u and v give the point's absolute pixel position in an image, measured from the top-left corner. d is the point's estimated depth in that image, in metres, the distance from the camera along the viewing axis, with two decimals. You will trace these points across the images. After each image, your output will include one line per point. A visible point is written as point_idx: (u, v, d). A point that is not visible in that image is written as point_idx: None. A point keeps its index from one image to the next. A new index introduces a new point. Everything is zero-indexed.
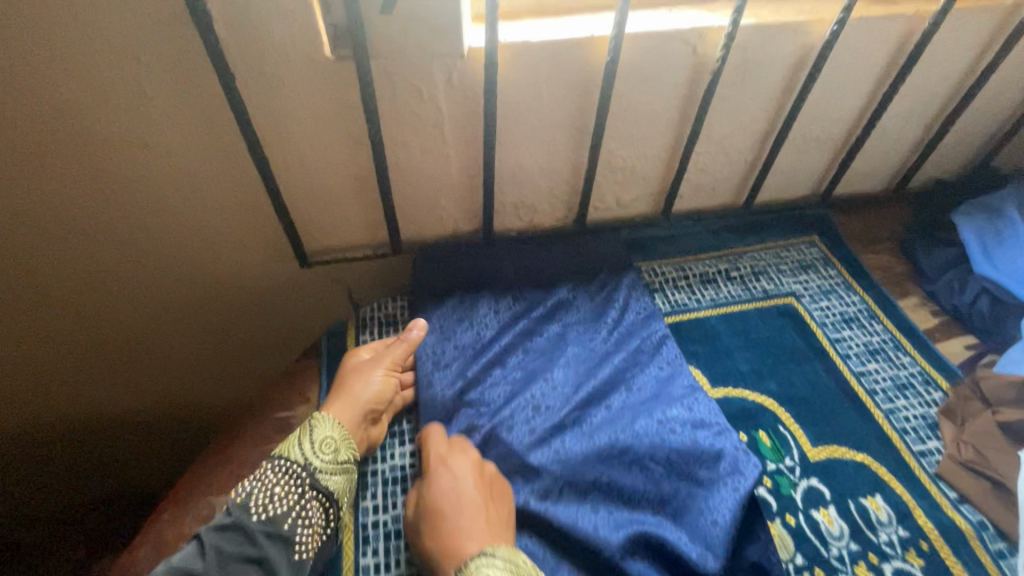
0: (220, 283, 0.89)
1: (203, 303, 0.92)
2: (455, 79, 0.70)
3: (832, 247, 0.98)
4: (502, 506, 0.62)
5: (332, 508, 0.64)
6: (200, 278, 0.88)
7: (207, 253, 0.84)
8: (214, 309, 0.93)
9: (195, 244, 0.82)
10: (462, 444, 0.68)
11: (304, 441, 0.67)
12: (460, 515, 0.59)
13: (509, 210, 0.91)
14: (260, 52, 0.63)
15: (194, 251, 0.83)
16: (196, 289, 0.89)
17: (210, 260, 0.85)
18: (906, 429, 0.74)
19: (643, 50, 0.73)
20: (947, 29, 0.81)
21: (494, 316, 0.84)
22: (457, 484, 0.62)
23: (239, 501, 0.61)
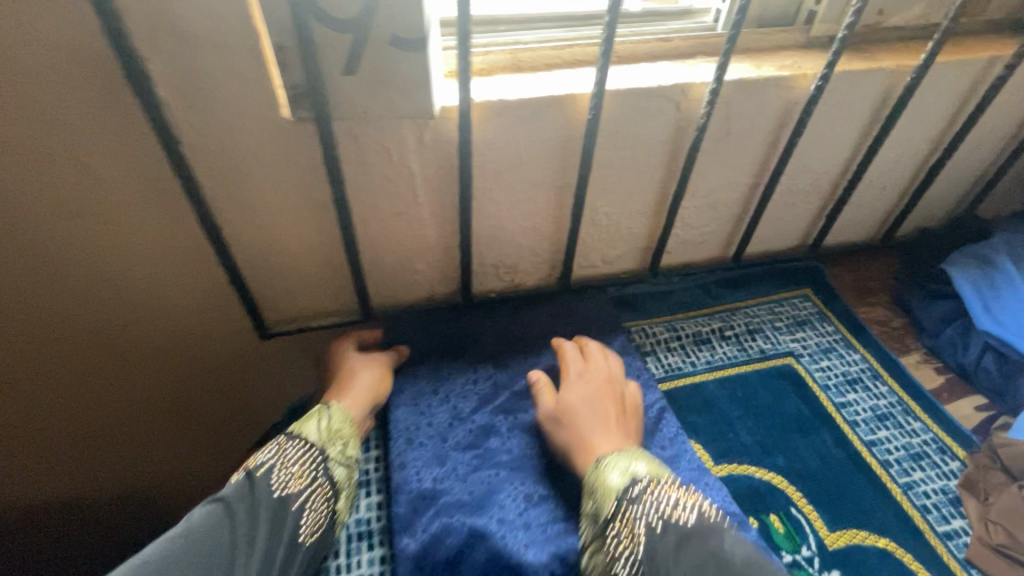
0: (176, 359, 0.80)
1: (157, 382, 0.82)
2: (426, 139, 0.65)
3: (826, 301, 0.94)
4: (629, 393, 0.72)
5: (333, 501, 0.62)
6: (157, 356, 0.79)
7: (163, 327, 0.76)
8: (168, 388, 0.84)
9: (145, 317, 0.74)
10: (596, 347, 0.77)
11: (321, 425, 0.65)
12: (586, 404, 0.68)
13: (489, 271, 0.85)
14: (210, 113, 0.57)
15: (145, 325, 0.75)
16: (149, 368, 0.80)
17: (167, 333, 0.77)
18: (927, 507, 0.67)
19: (626, 106, 0.70)
20: (928, 83, 0.80)
21: (473, 390, 0.77)
22: (580, 379, 0.72)
23: (260, 472, 0.59)
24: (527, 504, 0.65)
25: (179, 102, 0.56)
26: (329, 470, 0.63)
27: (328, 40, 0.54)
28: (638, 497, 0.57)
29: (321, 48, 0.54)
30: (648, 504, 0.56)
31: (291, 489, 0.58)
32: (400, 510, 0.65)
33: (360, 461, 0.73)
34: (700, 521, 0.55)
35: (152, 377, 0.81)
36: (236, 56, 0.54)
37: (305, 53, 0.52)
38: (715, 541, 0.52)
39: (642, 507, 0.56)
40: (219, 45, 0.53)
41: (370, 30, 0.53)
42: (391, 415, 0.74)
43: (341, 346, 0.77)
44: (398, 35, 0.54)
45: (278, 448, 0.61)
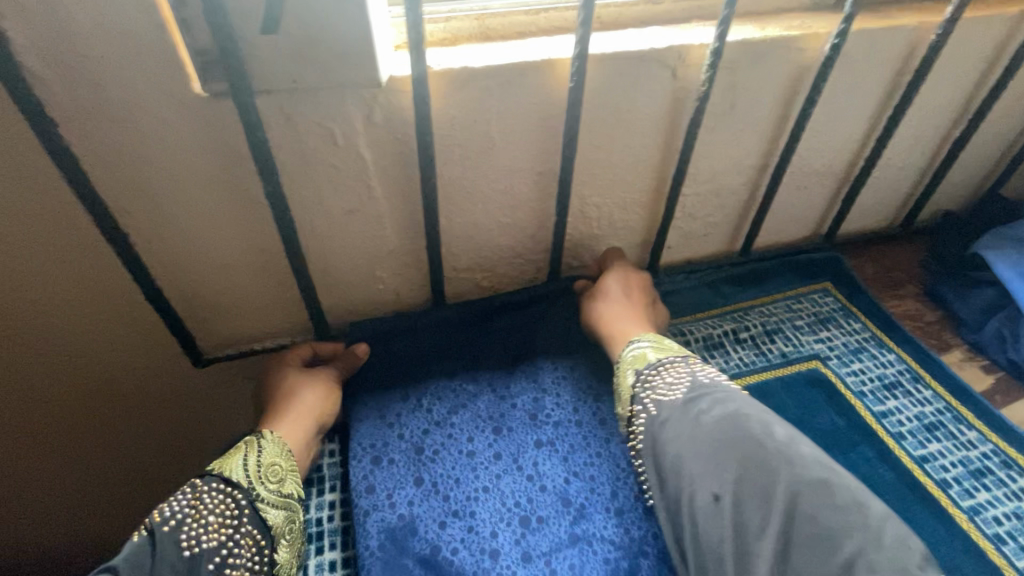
0: (95, 398, 0.66)
1: (70, 422, 0.67)
2: (377, 117, 0.54)
3: (849, 294, 0.83)
4: (657, 305, 0.72)
5: (267, 550, 0.49)
6: (59, 391, 0.64)
7: (74, 363, 0.62)
8: (78, 428, 0.68)
9: (42, 348, 0.59)
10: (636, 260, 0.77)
11: (249, 459, 0.52)
12: (620, 307, 0.68)
13: (465, 276, 0.73)
14: (98, 90, 0.46)
15: (41, 358, 0.60)
16: (53, 408, 0.65)
17: (81, 370, 0.63)
18: (1001, 536, 0.56)
19: (614, 74, 0.60)
20: (954, 42, 0.70)
21: (449, 404, 0.65)
22: (624, 280, 0.71)
23: (168, 528, 0.46)
24: (524, 530, 0.56)
25: (52, 73, 0.44)
26: (260, 519, 0.50)
27: None
28: (646, 384, 0.58)
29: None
30: (655, 387, 0.57)
31: (208, 544, 0.46)
32: (368, 551, 0.54)
33: (312, 508, 0.59)
34: (695, 389, 0.54)
35: (64, 420, 0.66)
36: (120, 13, 0.43)
37: (208, 2, 0.42)
38: (702, 407, 0.52)
39: (647, 390, 0.57)
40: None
41: None
42: (351, 441, 0.62)
43: (279, 369, 0.63)
44: None
45: (189, 496, 0.48)
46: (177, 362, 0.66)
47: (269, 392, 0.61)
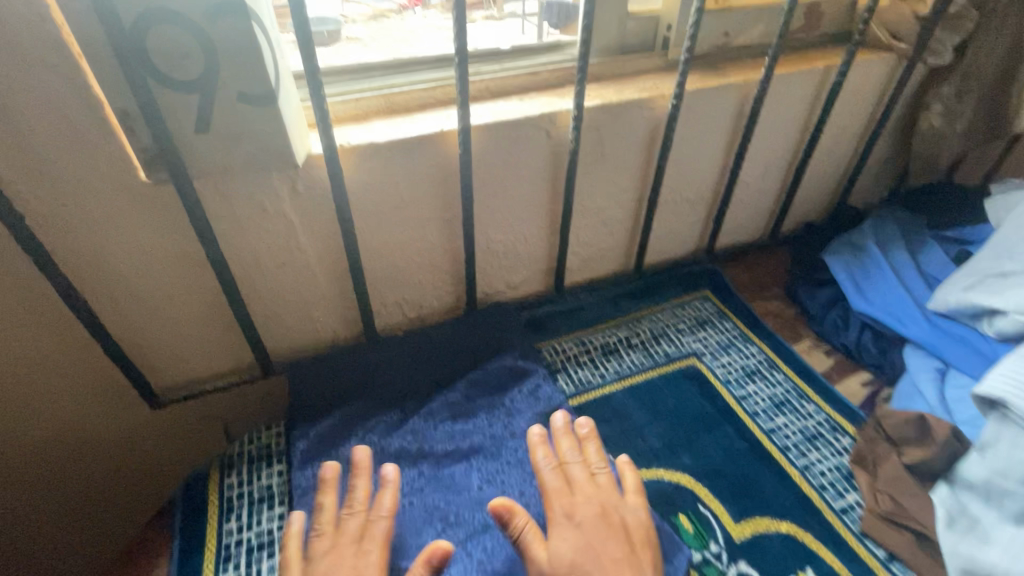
0: (48, 454, 0.71)
1: (28, 465, 0.70)
2: (299, 187, 0.66)
3: (724, 300, 0.99)
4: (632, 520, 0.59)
5: None
6: (19, 435, 0.67)
7: (29, 422, 0.67)
8: (33, 473, 0.71)
9: (10, 393, 0.64)
10: (570, 446, 0.66)
11: None
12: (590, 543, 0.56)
13: (393, 308, 0.85)
14: (57, 183, 0.55)
15: (7, 401, 0.64)
16: (13, 452, 0.68)
17: (37, 428, 0.68)
18: (824, 485, 0.70)
19: (498, 138, 0.73)
20: (775, 92, 0.88)
21: (380, 421, 0.76)
22: (571, 508, 0.59)
23: None
24: (444, 525, 0.65)
25: (15, 172, 0.53)
26: None
27: (172, 103, 0.54)
28: None
29: (168, 110, 0.54)
30: None
31: None
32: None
33: (263, 521, 0.66)
34: None
35: (14, 480, 0.70)
36: (75, 123, 0.53)
37: (147, 114, 0.53)
38: None
39: None
40: (55, 114, 0.52)
41: (215, 88, 0.54)
42: (295, 460, 0.70)
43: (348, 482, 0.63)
44: (245, 91, 0.55)
45: None
46: (134, 408, 0.74)
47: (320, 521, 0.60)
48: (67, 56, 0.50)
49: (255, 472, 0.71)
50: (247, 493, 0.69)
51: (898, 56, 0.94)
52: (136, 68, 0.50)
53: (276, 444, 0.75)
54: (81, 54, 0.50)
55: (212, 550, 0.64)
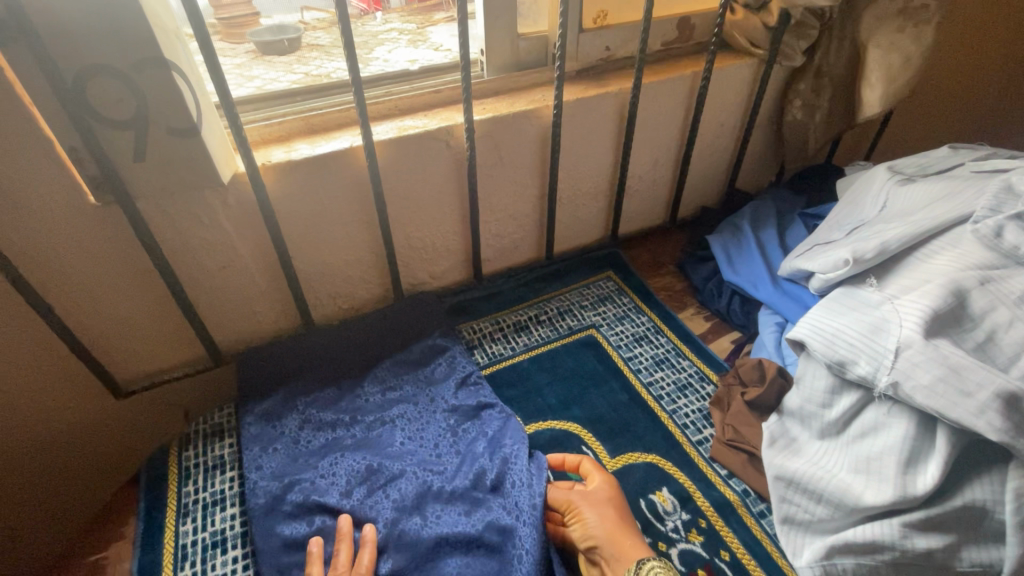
0: (15, 444, 0.81)
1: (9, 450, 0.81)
2: (229, 202, 0.78)
3: (623, 278, 1.14)
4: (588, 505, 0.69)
5: None
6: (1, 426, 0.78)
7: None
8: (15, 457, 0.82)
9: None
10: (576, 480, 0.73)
11: None
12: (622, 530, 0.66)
13: (327, 301, 0.97)
14: (19, 210, 0.67)
15: None
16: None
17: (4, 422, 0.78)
18: (686, 424, 0.85)
19: (402, 150, 0.86)
20: (649, 97, 1.02)
21: (319, 396, 0.88)
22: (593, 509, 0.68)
23: None
24: (368, 473, 0.77)
25: None
26: None
27: (112, 139, 0.66)
28: None
29: (108, 145, 0.66)
30: None
31: None
32: (256, 504, 0.73)
33: (215, 483, 0.78)
34: None
35: None
36: (29, 157, 0.64)
37: (92, 149, 0.65)
38: None
39: None
40: (17, 157, 0.64)
41: (148, 125, 0.66)
42: (242, 431, 0.82)
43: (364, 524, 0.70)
44: (172, 126, 0.67)
45: None
46: (96, 398, 0.85)
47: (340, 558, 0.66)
48: (21, 106, 0.61)
49: (209, 446, 0.83)
50: (202, 462, 0.81)
51: (759, 60, 1.09)
52: (80, 112, 0.62)
53: (227, 422, 0.87)
54: (32, 103, 0.62)
55: (172, 508, 0.76)
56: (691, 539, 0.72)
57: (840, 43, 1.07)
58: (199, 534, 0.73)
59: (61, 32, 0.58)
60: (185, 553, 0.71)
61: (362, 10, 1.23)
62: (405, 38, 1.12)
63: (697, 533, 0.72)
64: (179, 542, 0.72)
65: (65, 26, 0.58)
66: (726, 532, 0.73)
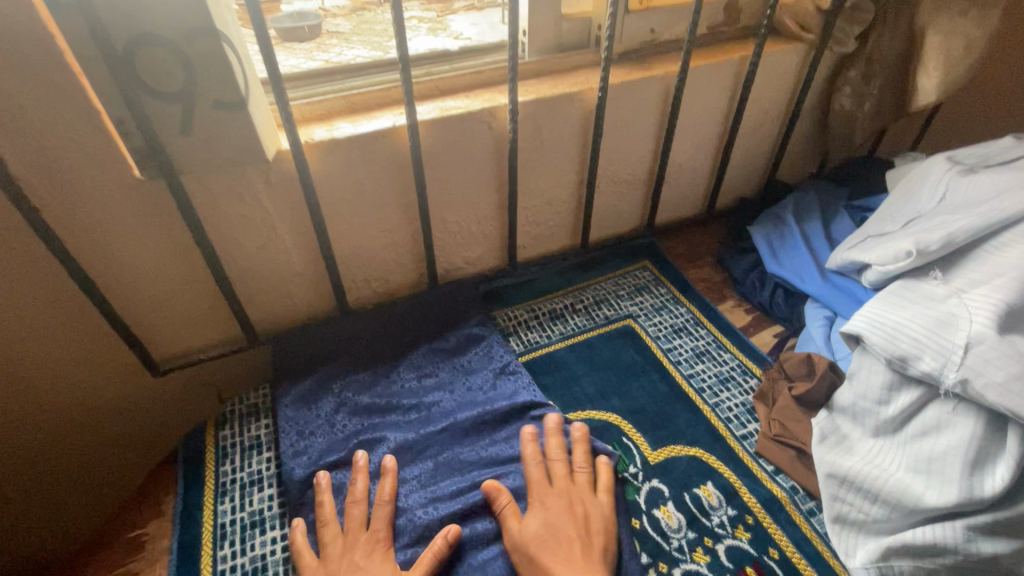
0: (67, 412, 0.82)
1: (64, 420, 0.82)
2: (271, 178, 0.77)
3: (660, 268, 1.11)
4: (580, 481, 0.70)
5: None
6: (52, 396, 0.79)
7: (38, 381, 0.77)
8: (70, 426, 0.83)
9: (50, 359, 0.76)
10: (557, 444, 0.74)
11: None
12: (552, 534, 0.64)
13: (362, 284, 0.96)
14: (67, 182, 0.66)
15: (50, 366, 0.77)
16: (53, 409, 0.80)
17: (26, 396, 0.77)
18: (729, 418, 0.83)
19: (444, 131, 0.84)
20: (695, 82, 0.99)
21: (355, 380, 0.87)
22: (546, 496, 0.68)
23: None
24: (405, 462, 0.76)
25: (33, 175, 0.64)
26: None
27: (159, 111, 0.65)
28: None
29: (155, 116, 0.65)
30: None
31: None
32: (293, 486, 0.72)
33: (253, 463, 0.78)
34: None
35: (45, 432, 0.82)
36: (76, 127, 0.63)
37: (140, 120, 0.64)
38: None
39: None
40: (66, 127, 0.63)
41: (196, 98, 0.65)
42: (279, 412, 0.82)
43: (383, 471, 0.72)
44: (220, 100, 0.65)
45: None
46: (135, 372, 0.85)
47: (353, 511, 0.68)
48: (72, 77, 0.60)
49: (245, 426, 0.83)
50: (239, 442, 0.81)
51: (808, 45, 1.05)
52: (130, 83, 0.61)
53: (263, 403, 0.87)
54: (82, 74, 0.61)
55: (210, 487, 0.75)
56: (738, 535, 0.70)
57: (896, 28, 1.02)
58: (237, 514, 0.72)
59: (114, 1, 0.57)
60: (224, 533, 0.70)
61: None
62: (425, 26, 1.09)
63: (744, 529, 0.70)
64: (218, 521, 0.72)
65: None
66: (775, 530, 0.70)
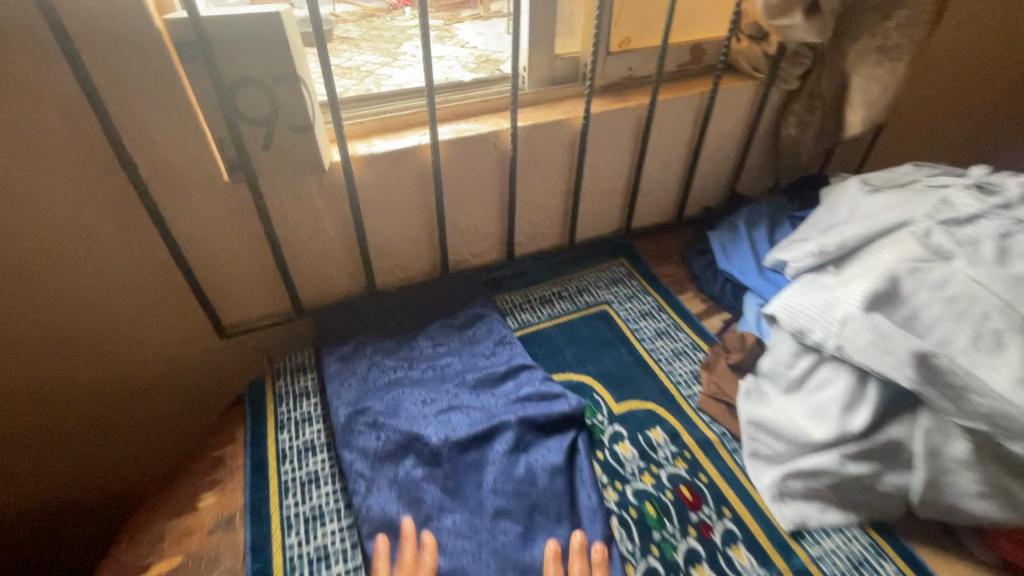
0: (181, 353, 1.07)
1: (179, 359, 1.08)
2: (323, 182, 0.98)
3: (634, 265, 1.33)
4: None
5: None
6: (168, 338, 1.04)
7: (165, 325, 1.02)
8: (180, 365, 1.09)
9: (176, 309, 1.02)
10: (580, 567, 0.74)
11: None
12: None
13: (388, 270, 1.18)
14: (175, 184, 0.88)
15: (177, 315, 1.02)
16: (173, 348, 1.06)
17: (159, 334, 1.03)
18: (679, 381, 1.05)
19: (459, 148, 1.06)
20: (663, 111, 1.21)
21: (383, 345, 1.08)
22: None
23: None
24: (423, 405, 0.96)
25: (153, 178, 0.86)
26: None
27: (249, 131, 0.86)
28: None
29: (245, 135, 0.86)
30: None
31: None
32: (337, 419, 0.93)
33: (303, 405, 0.99)
34: None
35: (163, 367, 1.07)
36: (187, 143, 0.85)
37: (234, 138, 0.85)
38: None
39: None
40: (180, 143, 0.84)
41: (276, 122, 0.86)
42: (324, 367, 1.03)
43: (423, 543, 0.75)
44: (294, 124, 0.87)
45: None
46: (208, 334, 1.07)
47: None
48: (189, 106, 0.82)
49: (295, 378, 1.04)
50: (291, 389, 1.02)
51: (759, 83, 1.27)
52: (230, 110, 0.83)
53: (308, 362, 1.08)
54: (195, 102, 0.83)
55: (271, 421, 0.97)
56: (677, 464, 0.90)
57: (832, 71, 1.24)
58: (294, 440, 0.93)
59: (226, 53, 0.78)
60: (283, 453, 0.91)
61: (392, 6, 1.40)
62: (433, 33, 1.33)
63: (682, 460, 0.91)
64: (279, 445, 0.93)
65: (230, 46, 0.78)
66: (705, 461, 0.91)
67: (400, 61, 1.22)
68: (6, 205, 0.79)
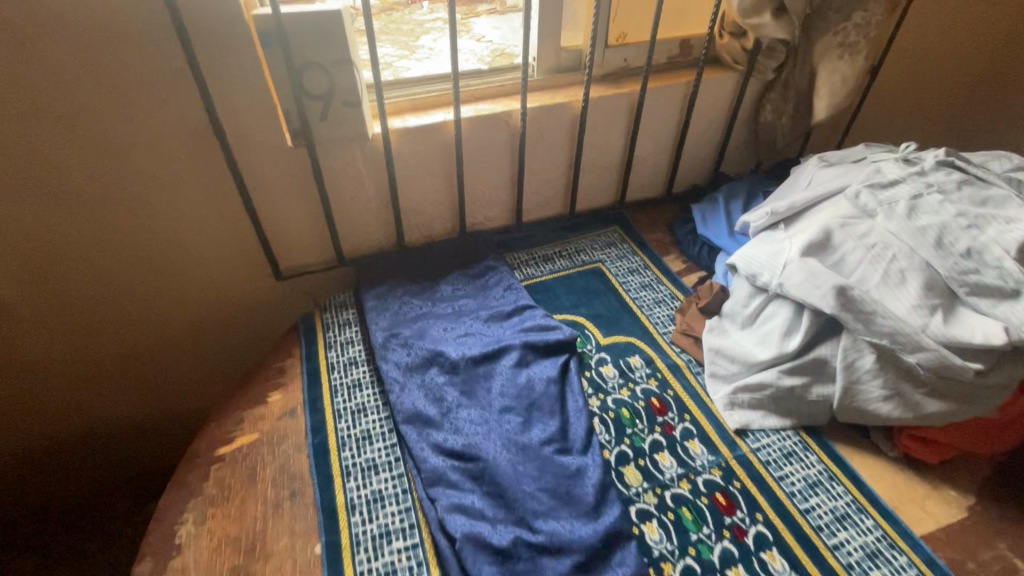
0: (245, 291, 1.30)
1: (243, 297, 1.31)
2: (366, 150, 1.20)
3: (626, 231, 1.53)
4: None
5: None
6: (235, 278, 1.27)
7: (234, 267, 1.25)
8: (244, 301, 1.32)
9: (243, 255, 1.24)
10: None
11: None
12: None
13: (414, 229, 1.39)
14: (251, 148, 1.10)
15: (244, 260, 1.25)
16: (239, 287, 1.29)
17: (230, 274, 1.26)
18: (657, 322, 1.25)
19: (477, 125, 1.27)
20: (653, 97, 1.41)
21: (412, 287, 1.30)
22: None
23: None
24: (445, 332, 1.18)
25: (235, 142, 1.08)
26: None
27: (311, 106, 1.07)
28: None
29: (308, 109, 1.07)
30: None
31: None
32: (375, 340, 1.15)
33: (346, 331, 1.21)
34: None
35: (231, 302, 1.31)
36: (262, 115, 1.07)
37: (300, 111, 1.06)
38: None
39: None
40: (257, 114, 1.06)
41: (332, 99, 1.07)
42: (364, 302, 1.25)
43: None
44: (346, 101, 1.08)
45: None
46: (267, 276, 1.30)
47: None
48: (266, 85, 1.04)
49: (339, 312, 1.27)
50: (336, 320, 1.24)
51: (739, 74, 1.46)
52: (298, 89, 1.04)
53: (348, 301, 1.31)
54: (270, 83, 1.05)
55: (321, 342, 1.19)
56: (649, 381, 1.12)
57: (803, 64, 1.43)
58: (340, 356, 1.16)
59: (297, 42, 0.99)
60: (332, 365, 1.14)
61: None
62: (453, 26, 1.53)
63: (654, 379, 1.12)
64: (328, 359, 1.15)
65: (302, 37, 0.99)
66: (673, 380, 1.12)
67: (415, 55, 1.40)
68: (125, 160, 1.01)
